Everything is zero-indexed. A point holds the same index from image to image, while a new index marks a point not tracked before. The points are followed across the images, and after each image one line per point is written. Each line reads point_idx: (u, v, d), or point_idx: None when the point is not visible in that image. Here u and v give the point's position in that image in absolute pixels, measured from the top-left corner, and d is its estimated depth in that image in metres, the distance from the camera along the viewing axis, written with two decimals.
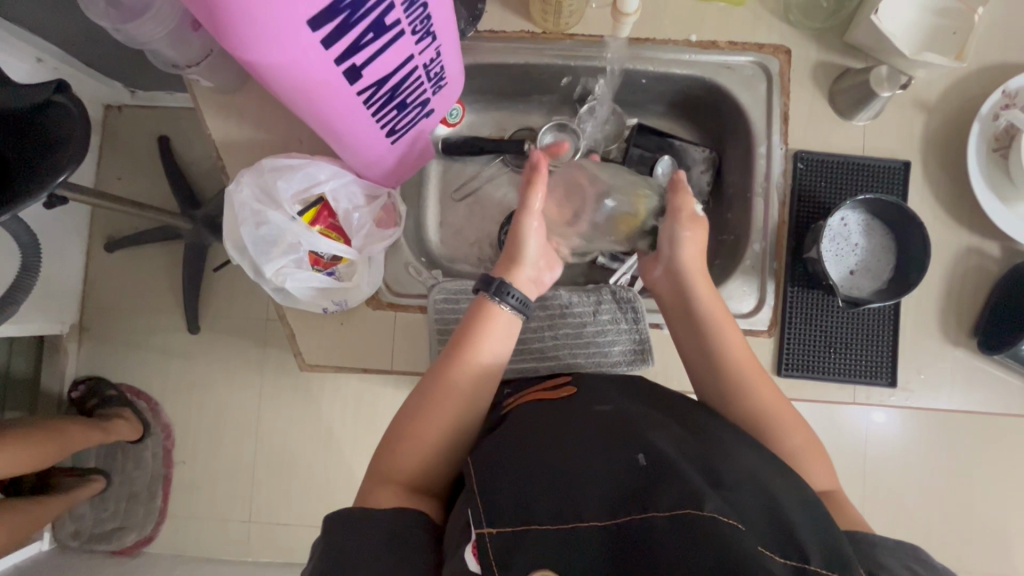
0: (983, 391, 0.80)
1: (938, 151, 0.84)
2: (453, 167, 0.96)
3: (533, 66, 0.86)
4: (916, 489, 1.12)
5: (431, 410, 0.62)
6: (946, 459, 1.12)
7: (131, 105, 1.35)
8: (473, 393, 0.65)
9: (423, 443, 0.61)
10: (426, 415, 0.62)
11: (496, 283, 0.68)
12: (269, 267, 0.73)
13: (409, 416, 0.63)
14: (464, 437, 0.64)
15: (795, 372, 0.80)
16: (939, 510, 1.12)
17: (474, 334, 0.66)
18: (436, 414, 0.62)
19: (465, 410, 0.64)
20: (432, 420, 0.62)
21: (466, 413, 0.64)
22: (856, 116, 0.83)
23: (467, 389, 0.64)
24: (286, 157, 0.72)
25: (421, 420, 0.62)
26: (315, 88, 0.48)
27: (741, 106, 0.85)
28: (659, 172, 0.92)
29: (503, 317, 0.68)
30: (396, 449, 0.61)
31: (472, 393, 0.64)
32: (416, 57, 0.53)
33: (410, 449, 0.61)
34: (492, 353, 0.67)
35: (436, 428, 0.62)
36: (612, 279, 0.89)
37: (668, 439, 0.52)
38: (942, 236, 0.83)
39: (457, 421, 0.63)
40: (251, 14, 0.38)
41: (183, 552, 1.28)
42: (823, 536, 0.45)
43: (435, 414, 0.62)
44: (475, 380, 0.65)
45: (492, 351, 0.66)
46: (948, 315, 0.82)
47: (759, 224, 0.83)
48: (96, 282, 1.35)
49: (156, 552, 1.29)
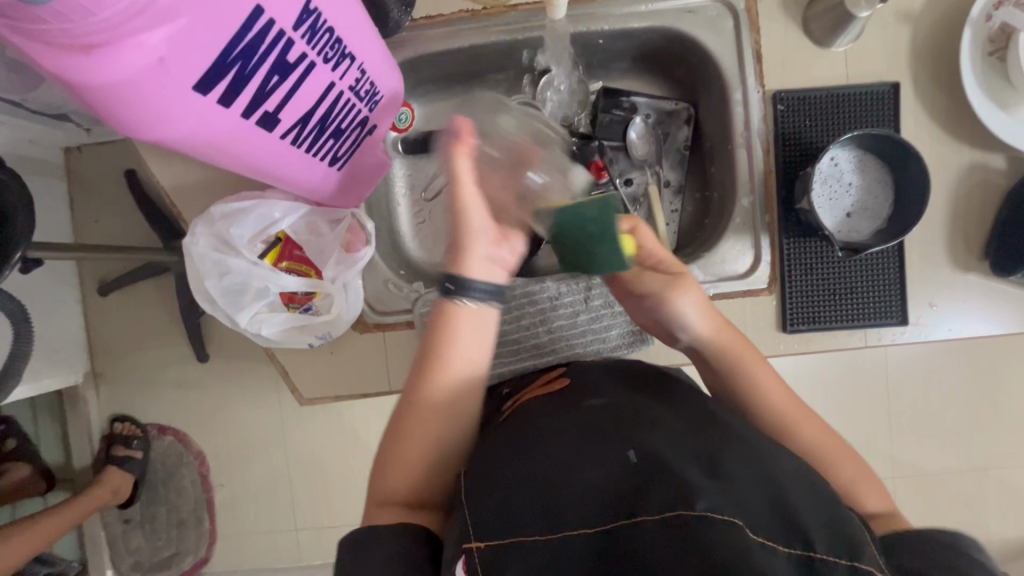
0: (999, 313, 0.77)
1: (928, 64, 0.77)
2: (418, 167, 0.91)
3: (481, 46, 0.80)
4: (934, 395, 1.19)
5: (408, 436, 0.60)
6: (956, 368, 1.19)
7: (89, 143, 1.27)
8: (453, 400, 0.61)
9: (409, 469, 0.59)
10: (405, 441, 0.60)
11: (450, 284, 0.61)
12: (244, 316, 0.73)
13: (392, 442, 0.60)
14: (456, 444, 0.61)
15: (802, 326, 0.77)
16: (953, 404, 1.19)
17: (441, 344, 0.61)
18: (414, 434, 0.60)
19: (448, 421, 0.61)
20: (412, 445, 0.59)
21: (451, 422, 0.61)
22: (834, 42, 0.76)
23: (441, 398, 0.60)
24: (235, 198, 0.68)
25: (402, 445, 0.60)
26: (236, 144, 0.47)
27: (710, 53, 0.78)
28: (632, 137, 0.87)
29: (467, 317, 0.61)
30: (385, 474, 0.59)
31: (449, 404, 0.61)
32: (338, 83, 0.51)
33: (405, 472, 0.59)
34: (465, 357, 0.62)
35: (421, 449, 0.59)
36: None
37: (669, 435, 0.49)
38: (942, 157, 0.78)
39: (445, 431, 0.60)
40: (125, 93, 0.37)
41: (243, 565, 1.34)
42: (835, 526, 0.43)
43: (415, 434, 0.60)
44: (449, 392, 0.61)
45: (460, 356, 0.61)
46: (957, 241, 0.77)
47: (745, 177, 0.78)
48: (96, 328, 1.31)
49: (218, 570, 1.34)
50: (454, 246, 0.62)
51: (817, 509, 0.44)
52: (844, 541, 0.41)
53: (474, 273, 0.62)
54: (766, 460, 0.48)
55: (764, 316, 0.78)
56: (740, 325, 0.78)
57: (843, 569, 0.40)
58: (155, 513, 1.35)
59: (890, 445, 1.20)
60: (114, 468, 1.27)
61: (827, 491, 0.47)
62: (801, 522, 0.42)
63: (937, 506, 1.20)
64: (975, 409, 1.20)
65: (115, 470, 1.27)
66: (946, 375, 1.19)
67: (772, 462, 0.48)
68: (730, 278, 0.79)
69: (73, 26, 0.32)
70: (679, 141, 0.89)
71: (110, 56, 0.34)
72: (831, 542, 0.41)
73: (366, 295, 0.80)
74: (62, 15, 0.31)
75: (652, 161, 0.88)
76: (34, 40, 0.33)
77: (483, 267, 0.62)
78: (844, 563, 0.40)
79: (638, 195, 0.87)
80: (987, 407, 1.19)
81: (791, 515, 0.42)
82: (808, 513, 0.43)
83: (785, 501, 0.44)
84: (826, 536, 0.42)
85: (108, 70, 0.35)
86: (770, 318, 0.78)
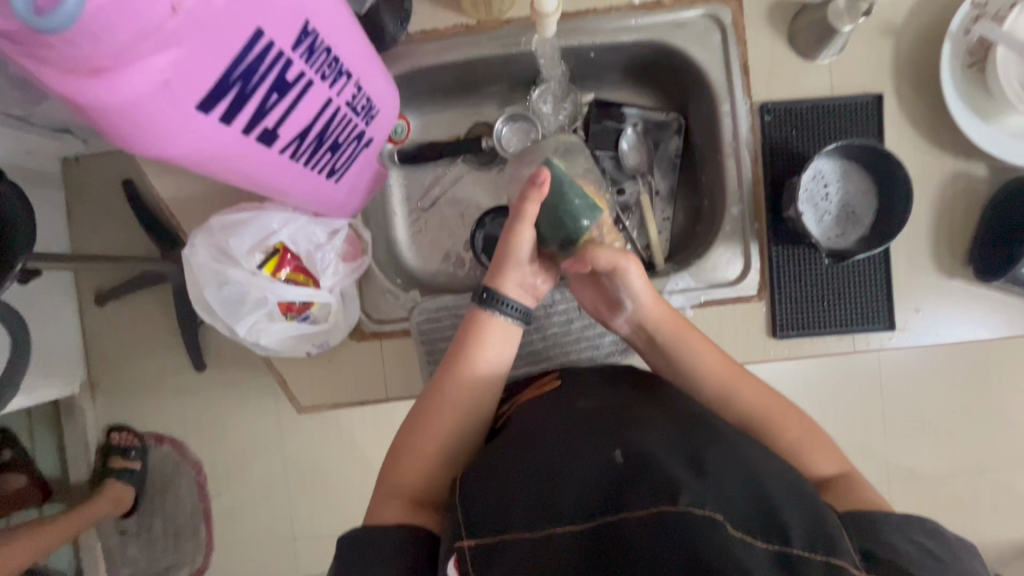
0: (982, 316, 0.79)
1: (910, 75, 0.79)
2: (415, 178, 0.92)
3: (475, 60, 0.82)
4: (925, 398, 1.21)
5: (428, 423, 0.61)
6: (945, 371, 1.20)
7: (88, 154, 1.29)
8: (470, 401, 0.63)
9: (421, 456, 0.60)
10: (424, 427, 0.61)
11: (485, 294, 0.66)
12: (242, 324, 0.74)
13: (411, 427, 0.62)
14: (467, 443, 0.62)
15: (791, 331, 0.79)
16: (944, 407, 1.21)
17: (473, 344, 0.64)
18: (432, 424, 0.61)
19: (466, 416, 0.62)
20: (429, 432, 0.61)
21: (467, 415, 0.62)
22: (819, 56, 0.78)
23: (465, 395, 0.62)
24: (235, 211, 0.71)
25: (421, 432, 0.61)
26: (237, 159, 0.48)
27: (699, 66, 0.80)
28: (624, 147, 0.90)
29: (499, 325, 0.65)
30: (397, 460, 0.60)
31: (469, 401, 0.63)
32: (335, 98, 0.53)
33: (417, 460, 0.59)
34: (490, 361, 0.65)
35: (436, 439, 0.61)
36: (668, 284, 0.81)
37: (655, 436, 0.50)
38: (926, 166, 0.80)
39: (459, 430, 0.61)
40: (127, 112, 0.38)
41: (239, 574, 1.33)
42: (810, 518, 0.44)
43: (436, 422, 0.61)
44: (471, 390, 0.63)
45: (487, 359, 0.64)
46: (941, 247, 0.79)
47: (734, 186, 0.80)
48: (93, 337, 1.31)
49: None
50: (496, 262, 0.67)
51: (797, 505, 0.45)
52: (822, 536, 0.43)
53: (510, 291, 0.67)
54: (753, 461, 0.49)
55: (754, 322, 0.80)
56: (731, 330, 0.80)
57: (818, 563, 0.41)
58: (152, 522, 1.35)
59: (883, 448, 1.22)
60: (114, 480, 1.28)
61: (812, 492, 0.49)
62: (780, 519, 0.43)
63: (929, 508, 1.21)
64: (966, 411, 1.21)
65: (115, 481, 1.28)
66: (935, 380, 1.20)
67: (760, 464, 0.49)
68: (721, 284, 0.80)
69: (82, 51, 0.34)
70: (670, 150, 0.91)
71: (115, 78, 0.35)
72: (808, 538, 0.42)
73: (363, 304, 0.81)
74: (73, 42, 0.33)
75: (643, 170, 0.91)
76: (43, 63, 0.35)
77: (516, 290, 0.68)
78: (819, 558, 0.41)
79: (630, 205, 0.90)
80: (978, 410, 1.21)
81: (770, 511, 0.44)
82: (785, 508, 0.45)
83: (767, 502, 0.45)
84: (804, 530, 0.43)
85: (114, 91, 0.36)
86: (760, 324, 0.79)
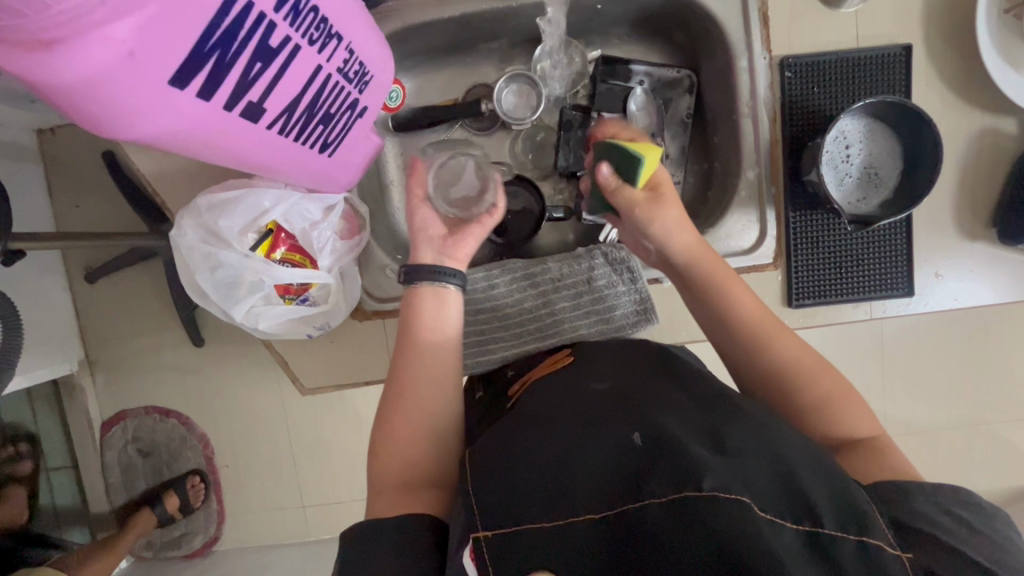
0: (1004, 279, 0.76)
1: (941, 23, 0.74)
2: (411, 146, 0.87)
3: (473, 15, 0.75)
4: (929, 355, 1.21)
5: (399, 406, 0.60)
6: (951, 329, 1.20)
7: (63, 124, 1.21)
8: (433, 372, 0.61)
9: (410, 441, 0.58)
10: (398, 410, 0.60)
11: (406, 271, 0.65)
12: (238, 309, 0.71)
13: (385, 412, 0.61)
14: (448, 420, 0.61)
15: (808, 300, 0.76)
16: (948, 364, 1.21)
17: (412, 319, 0.63)
18: (403, 405, 0.60)
19: (435, 390, 0.61)
20: (405, 414, 0.59)
21: (437, 390, 0.61)
22: (844, 3, 0.72)
23: (422, 369, 0.61)
24: (222, 189, 0.66)
25: (396, 415, 0.60)
26: (221, 138, 0.44)
27: (715, 18, 0.74)
28: (632, 109, 0.84)
29: (430, 293, 0.64)
30: (390, 447, 0.59)
31: (431, 374, 0.61)
32: (324, 64, 0.49)
33: (405, 445, 0.58)
34: (436, 330, 0.63)
35: (410, 420, 0.59)
36: None
37: (679, 419, 0.48)
38: (953, 122, 0.75)
39: (432, 407, 0.60)
40: (95, 93, 0.34)
41: (251, 542, 1.35)
42: (840, 498, 0.42)
43: (407, 403, 0.60)
44: (429, 362, 0.62)
45: (431, 329, 0.63)
46: (964, 208, 0.76)
47: (750, 148, 0.76)
48: (87, 315, 1.28)
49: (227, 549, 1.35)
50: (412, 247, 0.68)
51: (825, 485, 0.43)
52: (850, 514, 0.41)
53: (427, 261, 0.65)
54: (780, 439, 0.47)
55: (769, 291, 0.77)
56: None
57: (850, 543, 0.39)
58: None
59: (886, 405, 1.22)
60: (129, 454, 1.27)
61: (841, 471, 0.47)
62: (809, 496, 0.41)
63: (929, 462, 1.23)
64: (969, 368, 1.21)
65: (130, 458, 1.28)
66: (940, 337, 1.20)
67: (785, 442, 0.47)
68: (735, 252, 0.77)
69: (28, 21, 0.29)
70: (681, 110, 0.84)
71: (75, 54, 0.31)
72: (838, 519, 0.40)
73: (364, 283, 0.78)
74: (15, 10, 0.28)
75: (652, 133, 0.84)
76: None
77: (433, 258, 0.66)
78: (852, 540, 0.39)
79: None
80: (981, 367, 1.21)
81: (796, 488, 0.42)
82: (812, 482, 0.43)
83: (794, 480, 0.42)
84: (833, 508, 0.41)
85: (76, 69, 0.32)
86: (776, 294, 0.77)
